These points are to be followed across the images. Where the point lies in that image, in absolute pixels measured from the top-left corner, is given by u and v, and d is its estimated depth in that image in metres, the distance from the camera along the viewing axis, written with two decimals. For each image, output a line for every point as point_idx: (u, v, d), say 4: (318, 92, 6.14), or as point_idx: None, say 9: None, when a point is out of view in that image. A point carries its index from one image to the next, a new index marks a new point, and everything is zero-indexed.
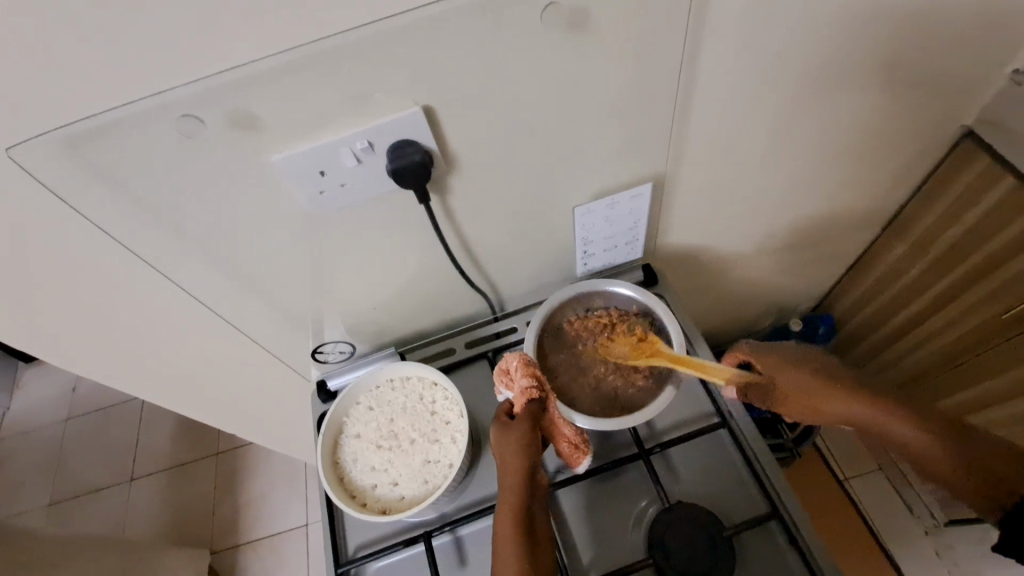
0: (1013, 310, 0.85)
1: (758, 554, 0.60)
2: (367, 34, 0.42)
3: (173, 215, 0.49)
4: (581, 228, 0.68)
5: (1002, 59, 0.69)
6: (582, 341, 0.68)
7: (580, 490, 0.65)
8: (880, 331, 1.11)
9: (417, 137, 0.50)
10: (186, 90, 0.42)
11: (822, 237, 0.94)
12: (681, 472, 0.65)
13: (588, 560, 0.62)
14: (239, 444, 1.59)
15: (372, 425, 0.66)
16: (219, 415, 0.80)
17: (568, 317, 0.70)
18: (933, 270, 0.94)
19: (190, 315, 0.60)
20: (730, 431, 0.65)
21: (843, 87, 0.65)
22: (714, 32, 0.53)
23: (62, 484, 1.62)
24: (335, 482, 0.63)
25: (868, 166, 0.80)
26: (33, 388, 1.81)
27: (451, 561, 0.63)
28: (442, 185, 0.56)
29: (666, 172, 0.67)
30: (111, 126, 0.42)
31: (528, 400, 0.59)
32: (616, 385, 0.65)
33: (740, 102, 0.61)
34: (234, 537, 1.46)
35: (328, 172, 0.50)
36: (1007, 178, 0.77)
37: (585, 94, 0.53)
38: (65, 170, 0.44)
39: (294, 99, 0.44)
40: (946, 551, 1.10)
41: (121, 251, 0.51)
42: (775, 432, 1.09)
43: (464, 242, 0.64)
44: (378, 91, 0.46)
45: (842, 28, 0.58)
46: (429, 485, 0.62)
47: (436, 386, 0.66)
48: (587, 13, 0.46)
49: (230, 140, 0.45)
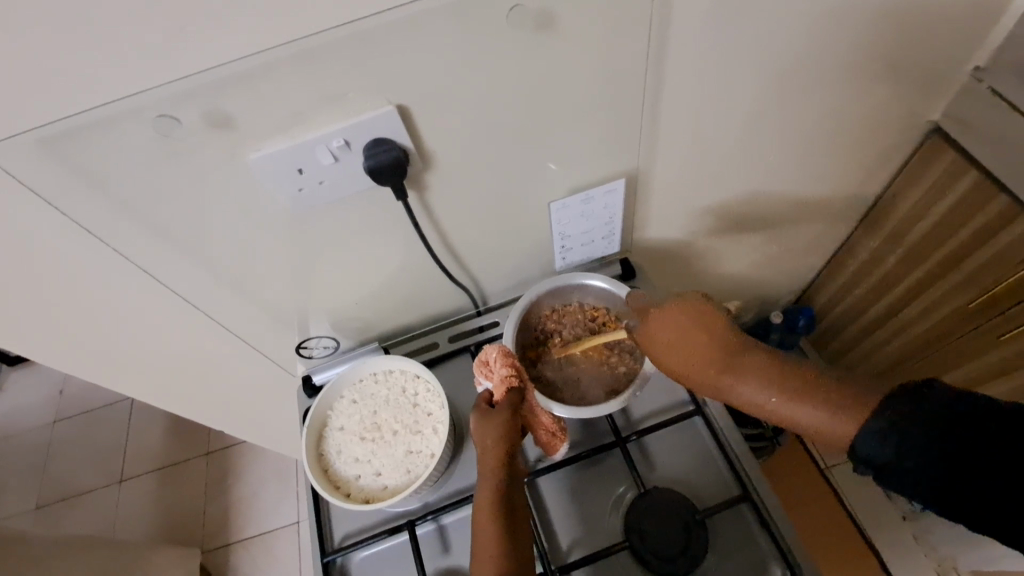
0: (981, 299, 0.88)
1: (730, 534, 0.62)
2: (339, 36, 0.43)
3: (155, 212, 0.50)
4: (559, 223, 0.70)
5: (963, 57, 0.72)
6: (544, 363, 0.69)
7: (560, 478, 0.67)
8: (858, 321, 1.14)
9: (394, 135, 0.51)
10: (162, 90, 0.43)
11: (798, 230, 0.97)
12: (657, 458, 0.67)
13: (567, 545, 0.64)
14: (230, 443, 1.59)
15: (355, 418, 0.67)
16: (207, 411, 0.81)
17: (570, 298, 0.72)
18: (907, 261, 0.96)
19: (173, 311, 0.61)
20: (703, 418, 0.68)
21: (810, 84, 0.67)
22: (680, 31, 0.55)
23: (48, 487, 1.61)
24: (319, 473, 0.64)
25: (838, 160, 0.83)
26: (18, 391, 1.80)
27: (435, 549, 0.64)
28: (421, 182, 0.58)
29: (640, 167, 0.68)
30: (91, 125, 0.43)
31: (508, 388, 0.60)
32: (607, 382, 0.67)
33: (710, 99, 0.63)
34: (226, 536, 1.47)
35: (306, 170, 0.51)
36: (970, 172, 0.79)
37: (557, 93, 0.55)
38: (44, 168, 0.45)
39: (270, 99, 0.46)
40: (924, 535, 1.16)
41: (103, 250, 0.52)
42: (755, 423, 1.12)
43: (445, 237, 0.65)
44: (352, 91, 0.47)
45: (806, 26, 0.59)
46: (412, 474, 0.64)
47: (418, 378, 0.68)
48: (554, 15, 0.48)
49: (207, 139, 0.46)
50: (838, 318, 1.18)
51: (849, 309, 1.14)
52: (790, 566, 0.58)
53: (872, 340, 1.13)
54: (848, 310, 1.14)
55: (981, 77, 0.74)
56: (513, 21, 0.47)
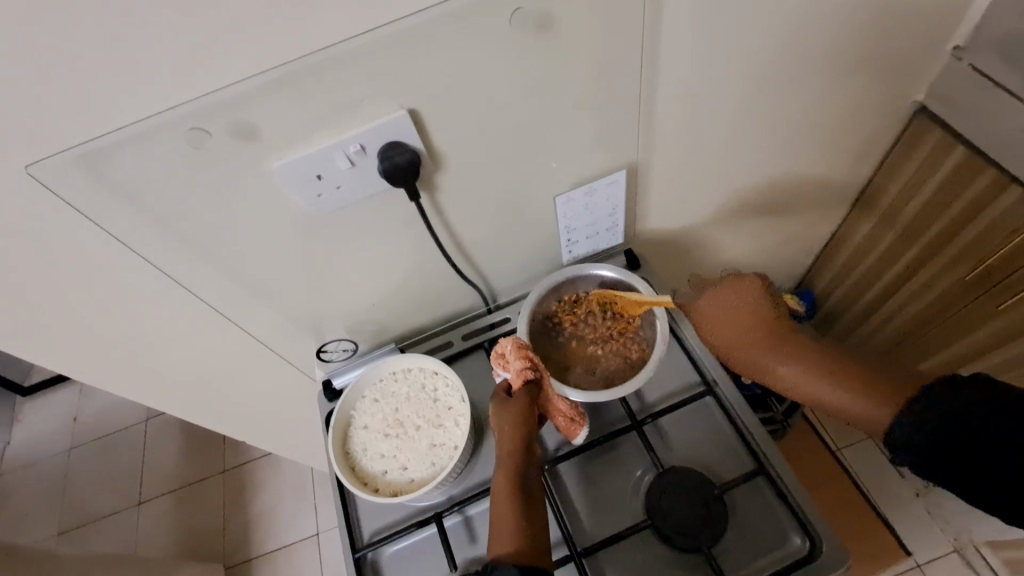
0: (976, 272, 0.89)
1: (748, 508, 0.64)
2: (354, 47, 0.46)
3: (180, 223, 0.53)
4: (565, 217, 0.72)
5: (943, 37, 0.75)
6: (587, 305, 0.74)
7: (580, 465, 0.69)
8: (860, 301, 1.16)
9: (408, 138, 0.54)
10: (191, 105, 0.45)
11: (795, 215, 1.00)
12: (672, 440, 0.69)
13: (589, 528, 0.66)
14: (247, 459, 1.61)
15: (378, 416, 0.69)
16: (232, 418, 0.83)
17: (580, 292, 0.75)
18: (903, 238, 0.98)
19: (201, 319, 0.64)
20: (715, 397, 0.70)
21: (800, 70, 0.70)
22: (671, 26, 0.57)
23: (67, 513, 1.62)
24: (347, 470, 0.66)
25: (830, 144, 0.85)
26: (32, 422, 1.81)
27: (462, 540, 0.66)
28: (432, 183, 0.60)
29: (639, 160, 0.71)
30: (126, 139, 0.46)
31: (525, 380, 0.63)
32: (579, 336, 0.72)
33: (704, 89, 0.66)
34: (246, 552, 1.48)
35: (324, 175, 0.53)
36: (957, 148, 0.81)
37: (556, 90, 0.57)
38: (81, 185, 0.47)
39: (289, 110, 0.48)
40: (937, 510, 1.18)
41: (134, 260, 0.54)
42: (765, 407, 1.13)
43: (456, 237, 0.68)
44: (366, 99, 0.50)
45: (793, 15, 0.62)
46: (437, 467, 0.65)
47: (437, 374, 0.70)
48: (552, 16, 0.51)
49: (232, 149, 0.49)
50: (841, 301, 1.20)
51: (850, 290, 1.16)
52: (807, 531, 0.60)
53: (873, 319, 1.15)
54: (849, 291, 1.16)
55: (961, 55, 0.77)
56: (515, 24, 0.50)
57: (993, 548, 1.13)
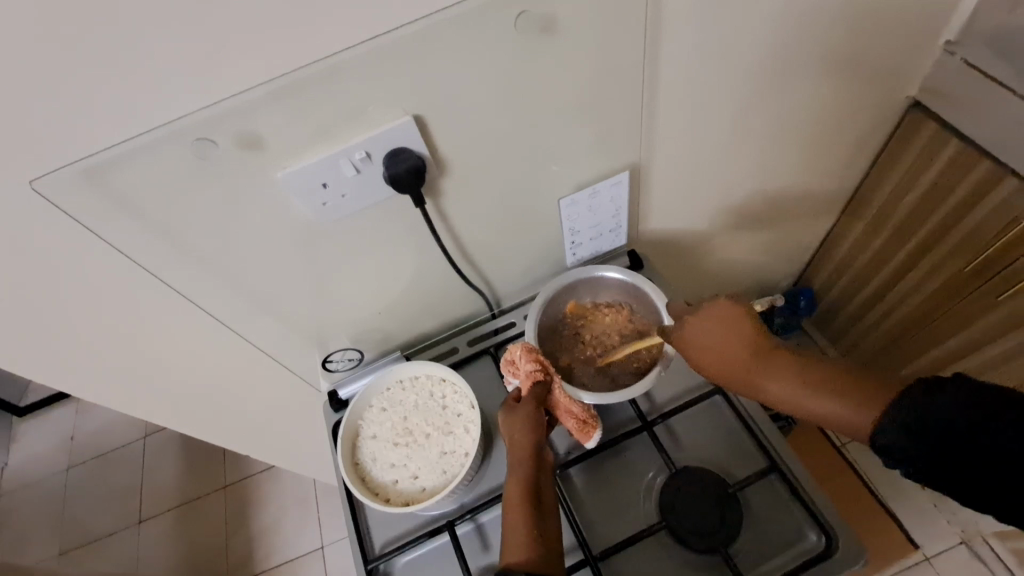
0: (973, 265, 0.90)
1: (762, 506, 0.64)
2: (358, 54, 0.46)
3: (185, 235, 0.52)
4: (568, 220, 0.72)
5: (935, 32, 0.76)
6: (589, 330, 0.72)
7: (591, 469, 0.69)
8: (858, 297, 1.16)
9: (412, 144, 0.54)
10: (196, 116, 0.45)
11: (793, 213, 1.00)
12: (683, 440, 0.69)
13: (603, 533, 0.65)
14: (248, 474, 1.59)
15: (386, 425, 0.68)
16: (237, 431, 0.82)
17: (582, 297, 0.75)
18: (901, 232, 0.98)
19: (207, 330, 0.63)
20: (724, 396, 0.70)
21: (798, 67, 0.70)
22: (671, 25, 0.57)
23: (66, 534, 1.59)
24: (357, 481, 0.65)
25: (827, 140, 0.86)
26: (28, 442, 1.78)
27: (475, 548, 0.65)
28: (437, 190, 0.60)
29: (640, 160, 0.71)
30: (132, 152, 0.45)
31: (534, 383, 0.63)
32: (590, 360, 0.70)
33: (704, 88, 0.66)
34: (249, 568, 1.45)
35: (330, 183, 0.53)
36: (952, 141, 0.82)
37: (559, 93, 0.57)
38: (85, 198, 0.47)
39: (294, 119, 0.48)
40: (943, 502, 1.18)
41: (140, 273, 0.54)
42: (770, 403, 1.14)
43: (461, 242, 0.68)
44: (372, 105, 0.50)
45: (790, 12, 0.62)
46: (448, 474, 0.65)
47: (445, 381, 0.70)
48: (554, 18, 0.51)
49: (237, 159, 0.49)
50: (840, 296, 1.21)
51: (849, 285, 1.16)
52: (824, 528, 0.60)
53: (872, 314, 1.16)
54: (848, 287, 1.17)
55: (954, 50, 0.77)
56: (518, 26, 0.50)
57: (999, 539, 1.13)
